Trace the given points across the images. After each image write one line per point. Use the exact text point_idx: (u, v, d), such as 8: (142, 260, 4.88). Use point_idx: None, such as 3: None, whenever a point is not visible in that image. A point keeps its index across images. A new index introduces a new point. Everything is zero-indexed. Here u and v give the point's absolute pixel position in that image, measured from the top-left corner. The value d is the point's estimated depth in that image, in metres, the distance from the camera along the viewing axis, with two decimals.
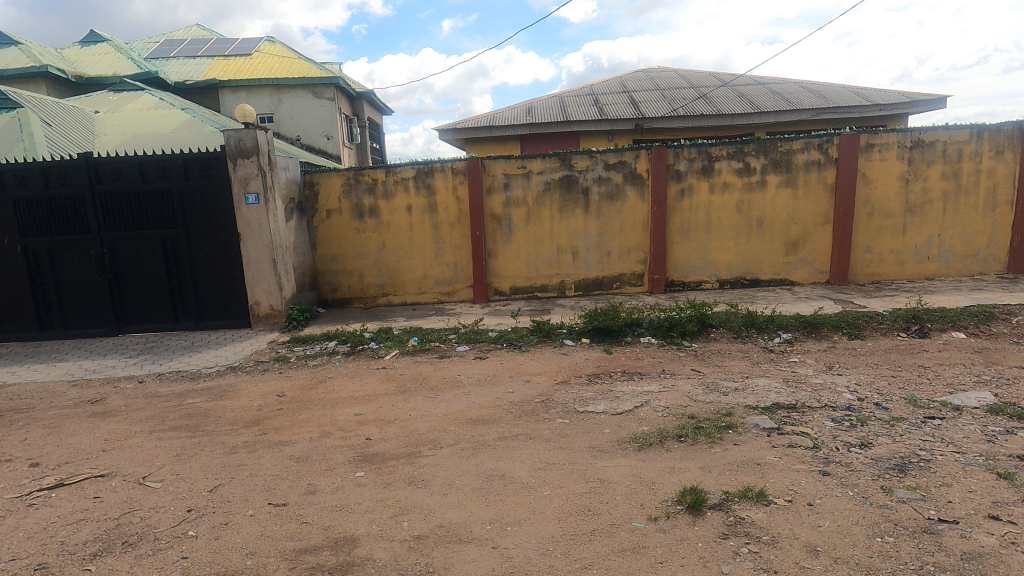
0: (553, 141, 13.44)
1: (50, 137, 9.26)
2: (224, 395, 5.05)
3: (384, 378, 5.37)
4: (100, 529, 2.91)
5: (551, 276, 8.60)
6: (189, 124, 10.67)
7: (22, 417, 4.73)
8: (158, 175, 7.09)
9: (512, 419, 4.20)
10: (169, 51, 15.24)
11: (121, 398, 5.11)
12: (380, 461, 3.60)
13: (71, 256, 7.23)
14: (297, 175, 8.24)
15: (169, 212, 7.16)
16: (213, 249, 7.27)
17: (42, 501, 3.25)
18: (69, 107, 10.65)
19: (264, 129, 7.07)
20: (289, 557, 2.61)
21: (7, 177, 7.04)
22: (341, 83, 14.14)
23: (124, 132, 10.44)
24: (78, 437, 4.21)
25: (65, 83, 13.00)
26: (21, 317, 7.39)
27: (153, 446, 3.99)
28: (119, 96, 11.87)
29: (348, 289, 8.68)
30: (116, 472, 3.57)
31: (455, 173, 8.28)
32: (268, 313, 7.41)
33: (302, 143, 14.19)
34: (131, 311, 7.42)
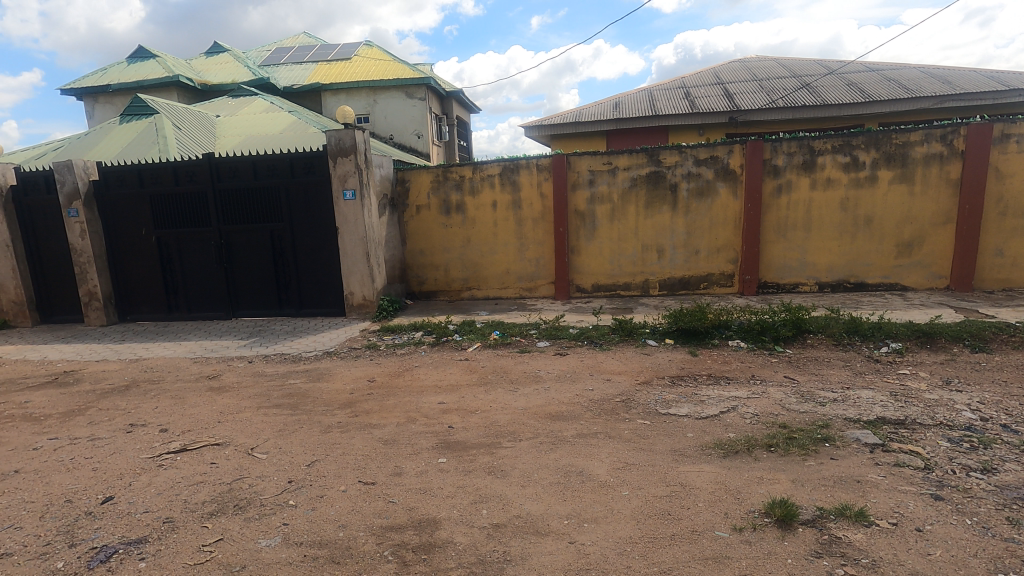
0: (639, 136, 13.16)
1: (179, 140, 10.40)
2: (321, 378, 5.44)
3: (467, 369, 5.53)
4: (215, 492, 3.24)
5: (634, 274, 8.43)
6: (295, 125, 11.52)
7: (154, 387, 5.37)
8: (268, 173, 7.71)
9: (591, 417, 4.17)
10: (279, 58, 16.48)
11: (234, 375, 5.65)
12: (462, 449, 3.72)
13: (195, 246, 8.06)
14: (390, 172, 8.64)
15: (276, 207, 7.78)
16: (313, 242, 7.82)
17: (169, 462, 3.68)
18: (195, 113, 11.83)
19: (362, 129, 7.47)
20: (377, 533, 2.77)
21: (145, 175, 7.96)
22: (432, 83, 14.65)
23: (240, 133, 11.42)
24: (199, 408, 4.72)
25: (192, 90, 14.46)
26: (154, 300, 8.35)
27: (260, 420, 4.38)
28: (237, 102, 13.03)
29: (435, 283, 9.00)
30: (229, 442, 3.96)
31: (541, 169, 8.32)
32: (361, 303, 7.81)
33: (395, 141, 14.86)
34: (243, 297, 8.15)
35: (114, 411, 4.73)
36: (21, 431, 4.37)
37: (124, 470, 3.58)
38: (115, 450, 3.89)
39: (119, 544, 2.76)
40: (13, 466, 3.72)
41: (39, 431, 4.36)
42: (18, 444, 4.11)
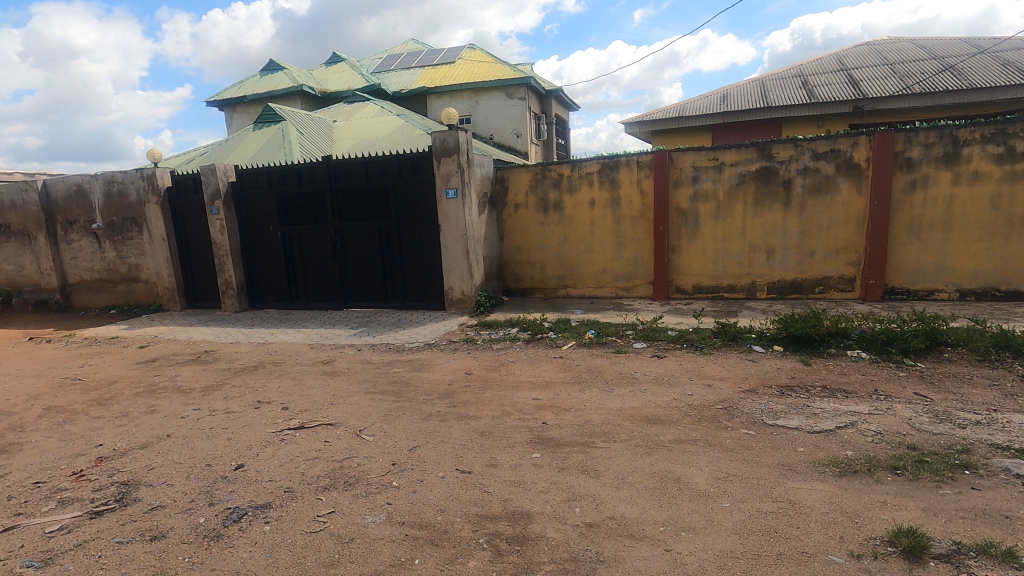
0: (748, 130, 12.44)
1: (302, 145, 11.39)
2: (422, 368, 5.71)
3: (561, 367, 5.54)
4: (328, 468, 3.52)
5: (740, 276, 7.98)
6: (403, 128, 12.15)
7: (277, 369, 5.94)
8: (378, 173, 8.21)
9: (689, 423, 4.02)
10: (390, 64, 17.45)
11: (345, 361, 6.10)
12: (556, 446, 3.74)
13: (313, 242, 8.77)
14: (491, 171, 8.86)
15: (385, 205, 8.26)
16: (418, 238, 8.21)
17: (290, 437, 4.05)
18: (315, 119, 12.86)
19: (465, 130, 7.71)
20: (473, 520, 2.87)
21: (273, 176, 8.78)
22: (532, 83, 14.79)
23: (353, 137, 12.25)
24: (315, 389, 5.15)
25: (313, 98, 15.73)
26: (278, 290, 9.20)
27: (367, 404, 4.69)
28: (352, 108, 13.98)
29: (530, 280, 9.10)
30: (340, 423, 4.28)
31: (641, 166, 8.12)
32: (460, 298, 8.08)
33: (495, 141, 15.19)
34: (354, 289, 8.75)
35: (244, 388, 5.29)
36: (172, 400, 5.02)
37: (253, 441, 3.99)
38: (245, 423, 4.35)
39: (248, 507, 3.09)
40: (166, 430, 4.29)
41: (186, 402, 4.98)
42: (170, 412, 4.72)
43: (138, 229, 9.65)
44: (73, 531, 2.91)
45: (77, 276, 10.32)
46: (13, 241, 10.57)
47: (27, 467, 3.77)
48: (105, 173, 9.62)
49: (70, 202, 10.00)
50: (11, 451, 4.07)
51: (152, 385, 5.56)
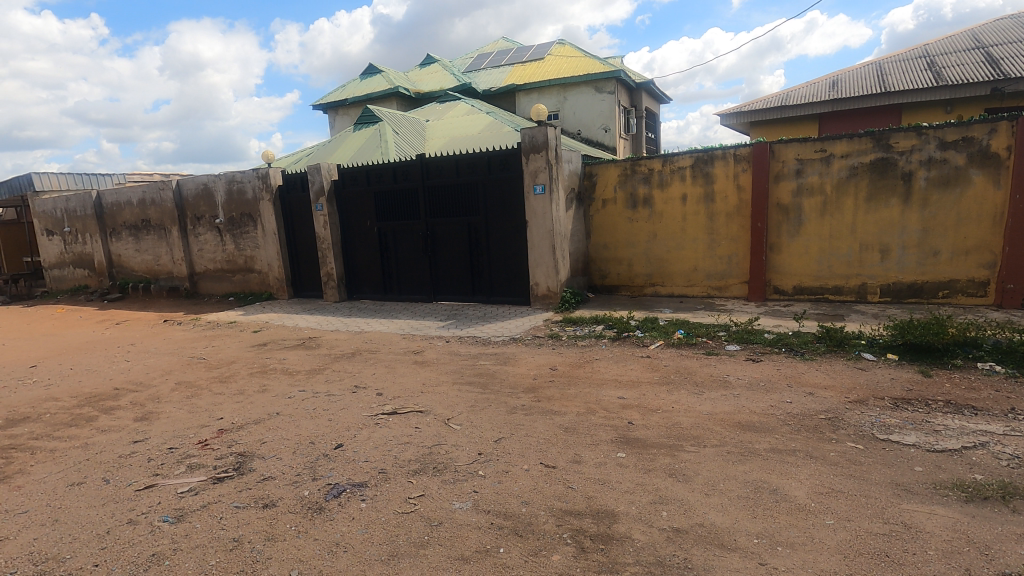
0: (861, 119, 11.45)
1: (397, 144, 11.94)
2: (508, 362, 5.81)
3: (648, 367, 5.41)
4: (418, 453, 3.68)
5: (848, 276, 7.37)
6: (492, 126, 12.36)
7: (372, 356, 6.28)
8: (468, 170, 8.42)
9: (788, 432, 3.78)
10: (480, 63, 17.80)
11: (434, 352, 6.33)
12: (642, 446, 3.67)
13: (406, 237, 9.17)
14: (579, 167, 8.80)
15: (474, 201, 8.46)
16: (505, 234, 8.33)
17: (383, 422, 4.27)
18: (410, 119, 13.41)
19: (554, 126, 7.71)
20: (558, 514, 2.88)
21: (371, 174, 9.28)
22: (622, 76, 14.49)
23: (445, 135, 12.63)
24: (406, 377, 5.40)
25: (408, 99, 16.40)
26: (373, 282, 9.72)
27: (454, 394, 4.85)
28: (444, 107, 14.41)
29: (617, 278, 8.95)
30: (430, 411, 4.45)
31: (739, 159, 7.71)
32: (545, 294, 8.10)
33: (583, 137, 15.05)
34: (443, 283, 9.05)
35: (343, 373, 5.65)
36: (280, 381, 5.47)
37: (350, 423, 4.26)
38: (344, 406, 4.66)
39: (347, 484, 3.30)
40: (275, 409, 4.68)
41: (293, 383, 5.41)
42: (278, 392, 5.15)
43: (253, 224, 10.57)
44: (200, 493, 3.27)
45: (202, 266, 11.48)
46: (152, 234, 11.97)
47: (163, 434, 4.26)
48: (227, 173, 10.62)
49: (198, 199, 11.15)
50: (150, 419, 4.63)
51: (264, 366, 6.09)
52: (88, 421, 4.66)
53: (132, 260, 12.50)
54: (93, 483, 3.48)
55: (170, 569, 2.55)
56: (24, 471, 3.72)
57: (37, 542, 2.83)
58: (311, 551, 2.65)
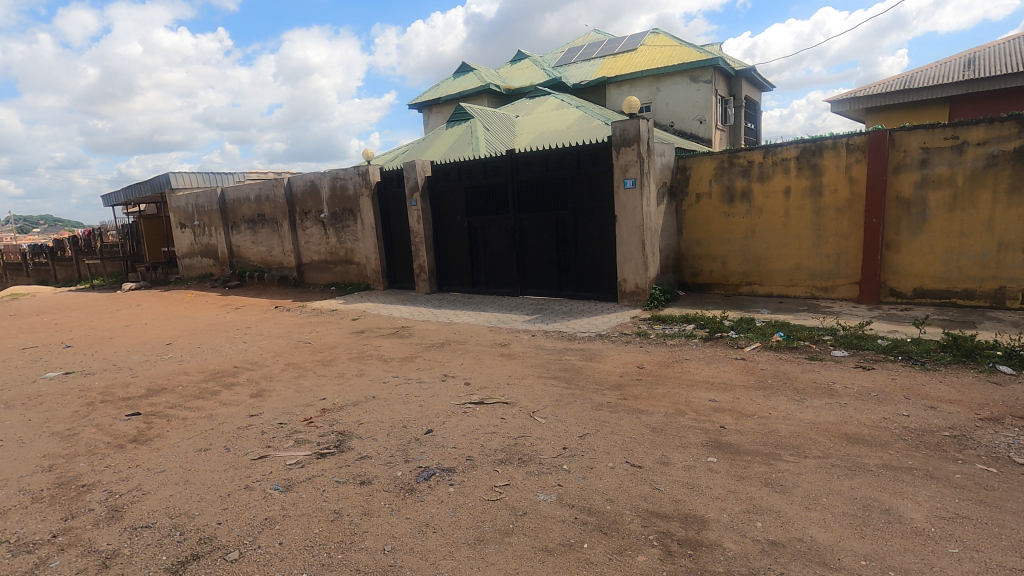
0: (1002, 101, 10.11)
1: (488, 141, 12.25)
2: (594, 358, 5.76)
3: (743, 370, 5.14)
4: (504, 443, 3.75)
5: (982, 279, 6.55)
6: (581, 120, 12.26)
7: (461, 347, 6.48)
8: (557, 165, 8.42)
9: (904, 449, 3.44)
10: (571, 57, 17.67)
11: (520, 345, 6.41)
12: (735, 452, 3.50)
13: (495, 231, 9.35)
14: (672, 160, 8.51)
15: (562, 196, 8.44)
16: (593, 229, 8.25)
17: (471, 411, 4.40)
18: (500, 116, 13.62)
19: (646, 118, 7.50)
20: (643, 515, 2.82)
21: (463, 170, 9.53)
22: (720, 64, 13.80)
23: (534, 131, 12.69)
24: (493, 369, 5.51)
25: (498, 96, 16.66)
26: (462, 275, 10.00)
27: (540, 387, 4.89)
28: (533, 102, 14.48)
29: (711, 275, 8.57)
30: (515, 403, 4.52)
31: (852, 149, 7.09)
32: (633, 290, 7.93)
33: (676, 129, 14.52)
34: (529, 277, 9.12)
35: (433, 362, 5.88)
36: (376, 367, 5.80)
37: (440, 410, 4.42)
38: (434, 393, 4.84)
39: (436, 468, 3.44)
40: (371, 392, 4.97)
41: (387, 369, 5.71)
42: (375, 377, 5.46)
43: (353, 218, 11.24)
44: (305, 466, 3.54)
45: (308, 257, 12.38)
46: (266, 227, 13.08)
47: (274, 410, 4.67)
48: (331, 171, 11.36)
49: (305, 195, 12.03)
50: (263, 395, 5.08)
51: (361, 352, 6.47)
52: (212, 394, 5.20)
53: (249, 251, 13.74)
54: (216, 450, 3.89)
55: (280, 533, 2.80)
56: (162, 436, 4.23)
57: (173, 498, 3.22)
58: (402, 529, 2.79)
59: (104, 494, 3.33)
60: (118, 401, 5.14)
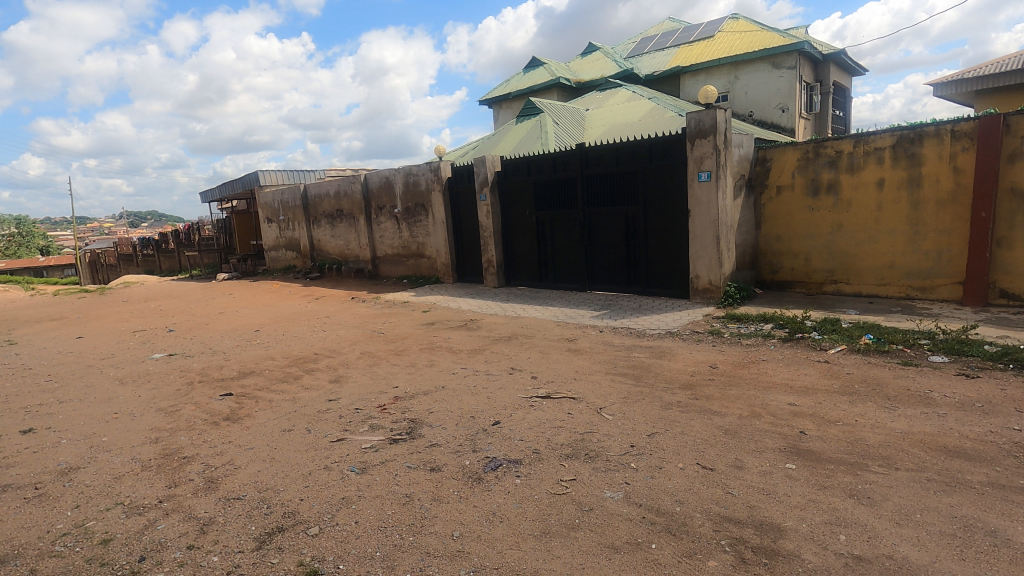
0: None
1: (557, 135, 12.18)
2: (664, 356, 5.62)
3: (826, 373, 4.85)
4: (571, 438, 3.75)
5: None
6: (654, 111, 11.94)
7: (528, 341, 6.52)
8: (628, 158, 8.25)
9: (1014, 466, 3.12)
10: (644, 47, 17.22)
11: (588, 341, 6.36)
12: (816, 460, 3.31)
13: (564, 226, 9.31)
14: (751, 152, 8.11)
15: (633, 190, 8.27)
16: (664, 223, 8.03)
17: (537, 404, 4.43)
18: (570, 109, 13.52)
19: (724, 108, 7.19)
20: (715, 519, 2.73)
21: (532, 165, 9.55)
22: (806, 48, 12.98)
23: (605, 124, 12.49)
24: (560, 364, 5.51)
25: (568, 90, 16.53)
26: (530, 269, 10.04)
27: (608, 384, 4.84)
28: (604, 95, 14.25)
29: (791, 273, 8.12)
30: (583, 398, 4.49)
31: (957, 137, 6.48)
32: (706, 288, 7.65)
33: (755, 118, 13.82)
34: (597, 272, 9.02)
35: (501, 355, 5.96)
36: (446, 358, 5.95)
37: (508, 402, 4.48)
38: (502, 386, 4.91)
39: (503, 459, 3.49)
40: (441, 382, 5.11)
41: (456, 360, 5.85)
42: (444, 367, 5.60)
43: (425, 213, 11.55)
44: (380, 450, 3.71)
45: (382, 250, 12.86)
46: (344, 222, 13.70)
47: (350, 395, 4.91)
48: (405, 167, 11.72)
49: (380, 191, 12.49)
50: (341, 381, 5.35)
51: (431, 343, 6.66)
52: (295, 379, 5.54)
53: (328, 245, 14.46)
54: (299, 431, 4.14)
55: (356, 512, 2.95)
56: (251, 415, 4.56)
57: (261, 473, 3.46)
58: (470, 516, 2.86)
59: (202, 466, 3.64)
60: (213, 382, 5.59)
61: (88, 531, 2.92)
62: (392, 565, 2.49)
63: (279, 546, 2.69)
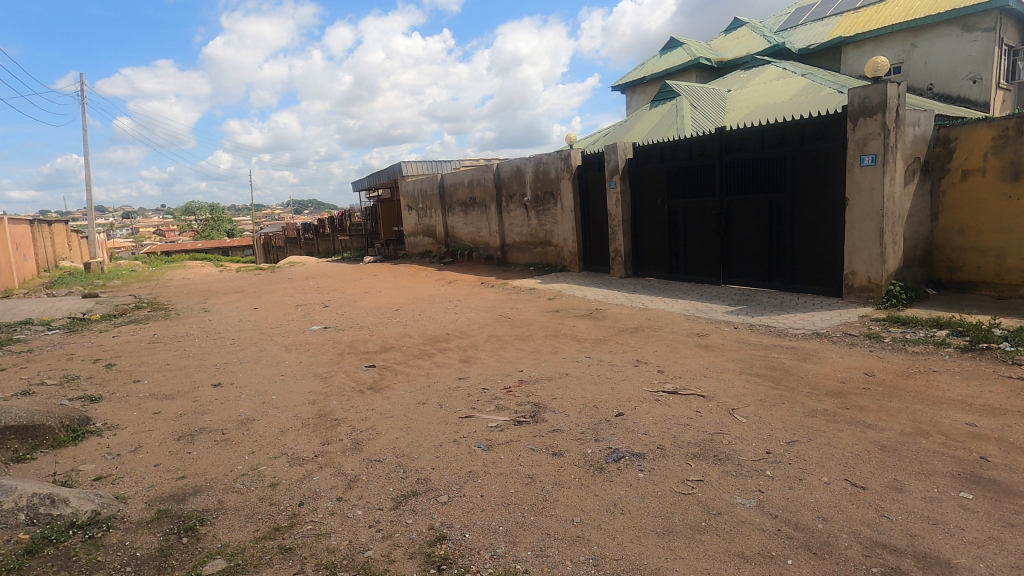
0: None
1: (694, 119, 11.59)
2: (809, 358, 5.12)
3: (1017, 392, 4.09)
4: (698, 437, 3.58)
5: None
6: (808, 89, 10.82)
7: (655, 334, 6.32)
8: (776, 142, 7.58)
9: None
10: (798, 19, 15.64)
11: (720, 337, 6.01)
12: (1000, 491, 2.82)
13: (698, 215, 8.84)
14: (930, 131, 7.03)
15: (780, 177, 7.59)
16: (816, 213, 7.28)
17: (663, 399, 4.28)
18: (710, 91, 12.73)
19: (897, 82, 6.30)
20: (865, 543, 2.46)
21: (667, 151, 9.18)
22: (1010, 5, 10.86)
23: (748, 105, 11.59)
24: (689, 359, 5.27)
25: (709, 70, 15.59)
26: (659, 260, 9.69)
27: (742, 384, 4.54)
28: (749, 74, 13.21)
29: (977, 272, 6.92)
30: (713, 397, 4.26)
31: None
32: (863, 285, 6.81)
33: (936, 92, 11.92)
34: (734, 265, 8.44)
35: (626, 346, 5.84)
36: (570, 346, 5.98)
37: (633, 395, 4.39)
38: (626, 377, 4.83)
39: (626, 452, 3.44)
40: (565, 370, 5.15)
41: (580, 349, 5.85)
42: (569, 355, 5.64)
43: (554, 201, 11.64)
44: (504, 430, 3.85)
45: (511, 238, 13.20)
46: (477, 210, 14.28)
47: (478, 375, 5.15)
48: (536, 156, 11.89)
49: (511, 179, 12.80)
50: (470, 361, 5.63)
51: (556, 330, 6.73)
52: (429, 356, 5.93)
53: (461, 231, 15.17)
54: (432, 405, 4.44)
55: (482, 486, 3.10)
56: (391, 387, 4.97)
57: (398, 440, 3.78)
58: (591, 504, 2.86)
59: (349, 429, 4.05)
60: (360, 354, 6.18)
61: (260, 473, 3.40)
62: (514, 541, 2.59)
63: (412, 509, 2.92)
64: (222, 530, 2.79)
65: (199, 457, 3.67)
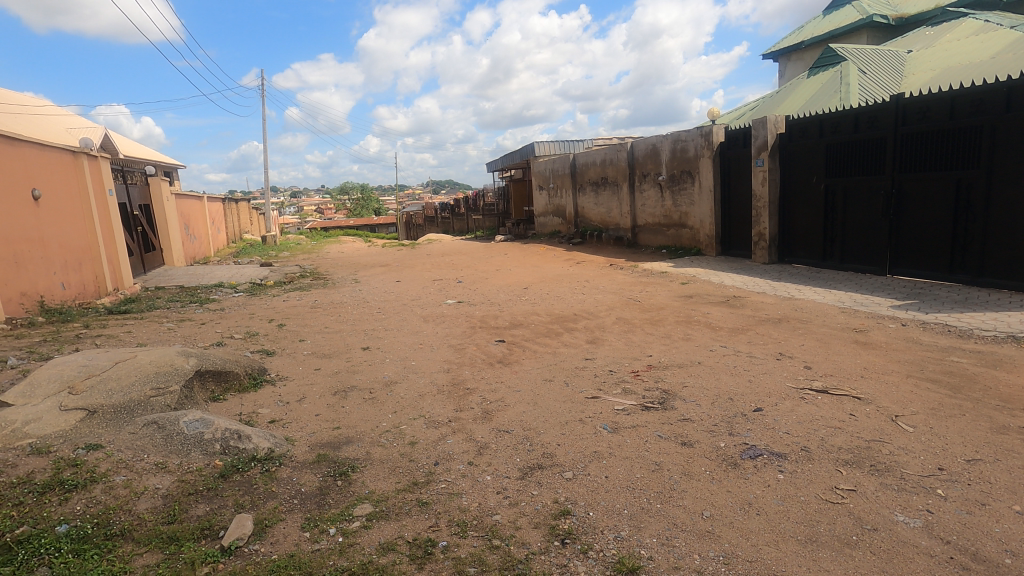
0: None
1: (862, 86, 10.25)
2: (1000, 365, 4.35)
3: None
4: (851, 443, 3.23)
5: None
6: (1019, 44, 9.00)
7: (802, 326, 5.77)
8: (970, 109, 6.42)
9: None
10: None
11: (883, 334, 5.32)
12: None
13: (862, 195, 7.84)
14: None
15: (973, 150, 6.44)
16: (1020, 193, 6.09)
17: (810, 398, 3.91)
18: (885, 53, 11.12)
19: None
20: None
21: (827, 124, 8.23)
22: None
23: (934, 67, 9.95)
24: (843, 356, 4.75)
25: (885, 29, 13.63)
26: (811, 246, 8.79)
27: (909, 389, 3.98)
28: (937, 30, 11.28)
29: None
30: (871, 401, 3.80)
31: None
32: None
33: None
34: (905, 253, 7.38)
35: (767, 338, 5.41)
36: (704, 334, 5.68)
37: (774, 390, 4.07)
38: (767, 371, 4.48)
39: (765, 450, 3.20)
40: (698, 358, 4.91)
41: (715, 337, 5.54)
42: (702, 343, 5.36)
43: (692, 180, 11.02)
44: (632, 414, 3.79)
45: (643, 219, 12.78)
46: (608, 190, 14.02)
47: (605, 357, 5.11)
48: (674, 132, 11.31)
49: (646, 158, 12.34)
50: (597, 343, 5.60)
51: (689, 316, 6.43)
52: (556, 335, 6.00)
53: (591, 212, 15.03)
54: (558, 383, 4.51)
55: (606, 468, 3.09)
56: (519, 362, 5.12)
57: (526, 414, 3.89)
58: (723, 500, 2.72)
59: (481, 399, 4.26)
60: (491, 328, 6.43)
61: (402, 432, 3.72)
62: (638, 526, 2.55)
63: (538, 481, 3.01)
64: (370, 478, 3.10)
65: (351, 412, 4.10)
